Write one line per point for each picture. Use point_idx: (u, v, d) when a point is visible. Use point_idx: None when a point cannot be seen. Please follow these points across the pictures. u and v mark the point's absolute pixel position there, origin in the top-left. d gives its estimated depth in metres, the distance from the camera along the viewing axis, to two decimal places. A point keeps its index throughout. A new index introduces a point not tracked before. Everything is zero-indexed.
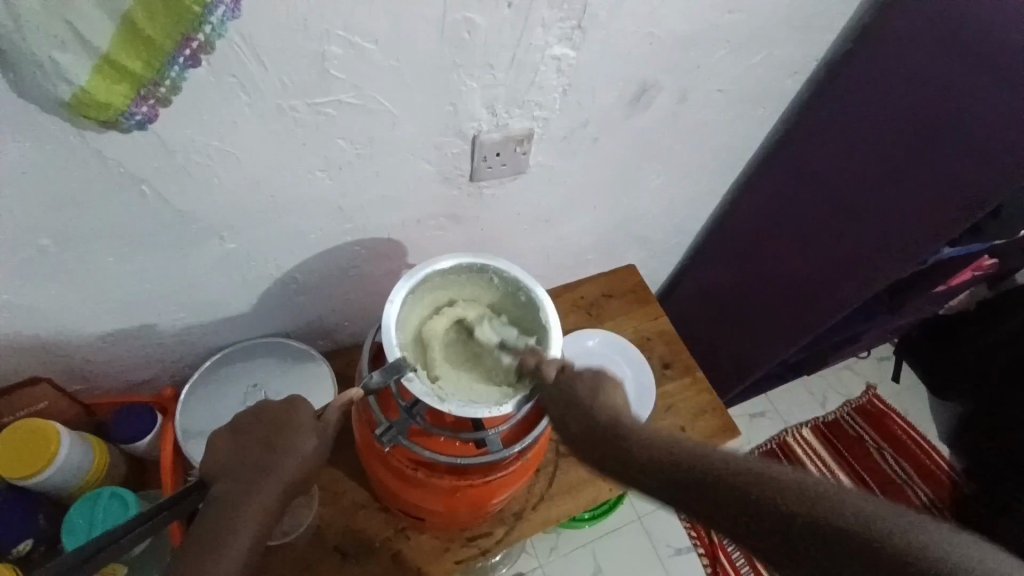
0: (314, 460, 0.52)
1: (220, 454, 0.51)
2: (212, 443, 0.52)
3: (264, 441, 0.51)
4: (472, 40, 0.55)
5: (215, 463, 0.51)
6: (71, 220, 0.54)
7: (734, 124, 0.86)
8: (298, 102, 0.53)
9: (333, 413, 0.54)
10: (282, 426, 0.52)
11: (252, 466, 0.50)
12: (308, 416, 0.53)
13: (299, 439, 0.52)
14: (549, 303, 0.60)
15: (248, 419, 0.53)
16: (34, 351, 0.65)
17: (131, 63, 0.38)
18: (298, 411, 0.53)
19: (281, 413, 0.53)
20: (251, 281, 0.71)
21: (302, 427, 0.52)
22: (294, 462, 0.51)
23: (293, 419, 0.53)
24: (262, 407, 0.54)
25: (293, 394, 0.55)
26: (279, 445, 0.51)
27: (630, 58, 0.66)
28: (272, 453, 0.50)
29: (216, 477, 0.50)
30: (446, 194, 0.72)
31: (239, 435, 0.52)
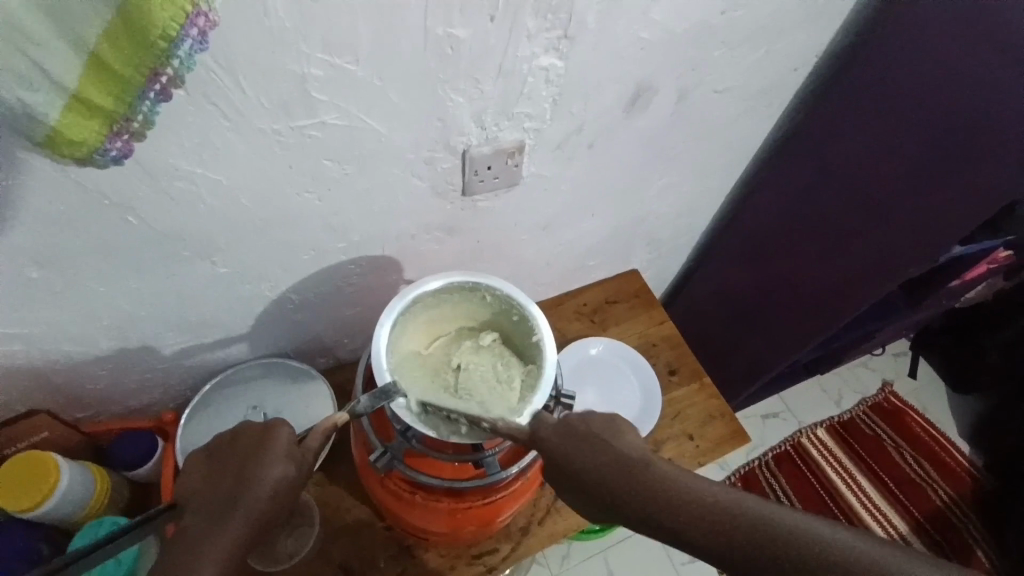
0: (290, 486, 0.50)
1: (197, 482, 0.50)
2: (187, 467, 0.52)
3: (237, 466, 0.50)
4: (457, 55, 0.54)
5: (191, 491, 0.50)
6: (60, 250, 0.53)
7: (735, 123, 0.83)
8: (282, 124, 0.53)
9: (314, 440, 0.53)
10: (257, 451, 0.51)
11: (223, 497, 0.48)
12: (287, 441, 0.52)
13: (272, 464, 0.50)
14: (543, 320, 0.59)
15: (224, 442, 0.52)
16: (33, 379, 0.65)
17: (100, 100, 0.37)
18: (275, 436, 0.52)
19: (256, 437, 0.52)
20: (247, 302, 0.71)
21: (278, 452, 0.50)
22: (265, 487, 0.48)
23: (268, 444, 0.51)
24: (240, 432, 0.53)
25: (274, 418, 0.54)
26: (251, 470, 0.49)
27: (622, 63, 0.64)
28: (243, 480, 0.49)
29: (191, 503, 0.49)
30: (440, 207, 0.71)
31: (215, 461, 0.51)
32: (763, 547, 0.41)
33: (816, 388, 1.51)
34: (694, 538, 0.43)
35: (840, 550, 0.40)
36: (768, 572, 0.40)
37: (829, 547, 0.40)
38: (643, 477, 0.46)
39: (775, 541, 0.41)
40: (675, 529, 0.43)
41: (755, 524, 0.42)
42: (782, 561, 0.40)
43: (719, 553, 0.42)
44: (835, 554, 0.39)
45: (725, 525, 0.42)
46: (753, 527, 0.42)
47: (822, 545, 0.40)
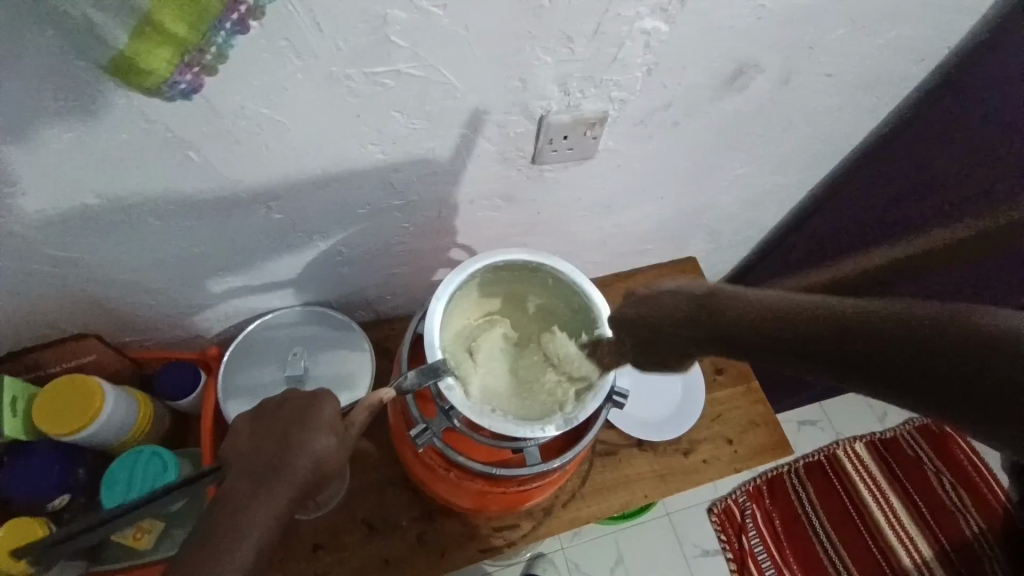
0: (330, 460, 0.49)
1: (240, 442, 0.49)
2: (235, 425, 0.51)
3: (281, 429, 0.49)
4: (553, 9, 0.48)
5: (233, 449, 0.49)
6: (116, 180, 0.52)
7: (839, 113, 0.75)
8: (354, 70, 0.48)
9: (359, 413, 0.51)
10: (301, 420, 0.49)
11: (265, 463, 0.47)
12: (330, 413, 0.50)
13: (316, 434, 0.49)
14: (607, 312, 0.55)
15: (269, 407, 0.51)
16: (84, 304, 0.65)
17: (173, 26, 0.33)
18: (321, 405, 0.51)
19: (303, 403, 0.51)
20: (296, 250, 0.69)
21: (322, 425, 0.49)
22: (307, 458, 0.47)
23: (312, 414, 0.50)
24: (285, 395, 0.52)
25: (319, 387, 0.53)
26: (294, 439, 0.48)
27: (732, 34, 0.57)
28: (286, 451, 0.47)
29: (229, 464, 0.48)
30: (504, 174, 0.66)
31: (259, 421, 0.50)
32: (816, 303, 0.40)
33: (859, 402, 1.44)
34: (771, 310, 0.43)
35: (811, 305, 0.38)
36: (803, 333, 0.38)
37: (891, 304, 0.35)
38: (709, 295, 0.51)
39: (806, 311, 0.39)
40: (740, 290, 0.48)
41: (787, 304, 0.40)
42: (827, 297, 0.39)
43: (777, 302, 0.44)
44: (890, 329, 0.34)
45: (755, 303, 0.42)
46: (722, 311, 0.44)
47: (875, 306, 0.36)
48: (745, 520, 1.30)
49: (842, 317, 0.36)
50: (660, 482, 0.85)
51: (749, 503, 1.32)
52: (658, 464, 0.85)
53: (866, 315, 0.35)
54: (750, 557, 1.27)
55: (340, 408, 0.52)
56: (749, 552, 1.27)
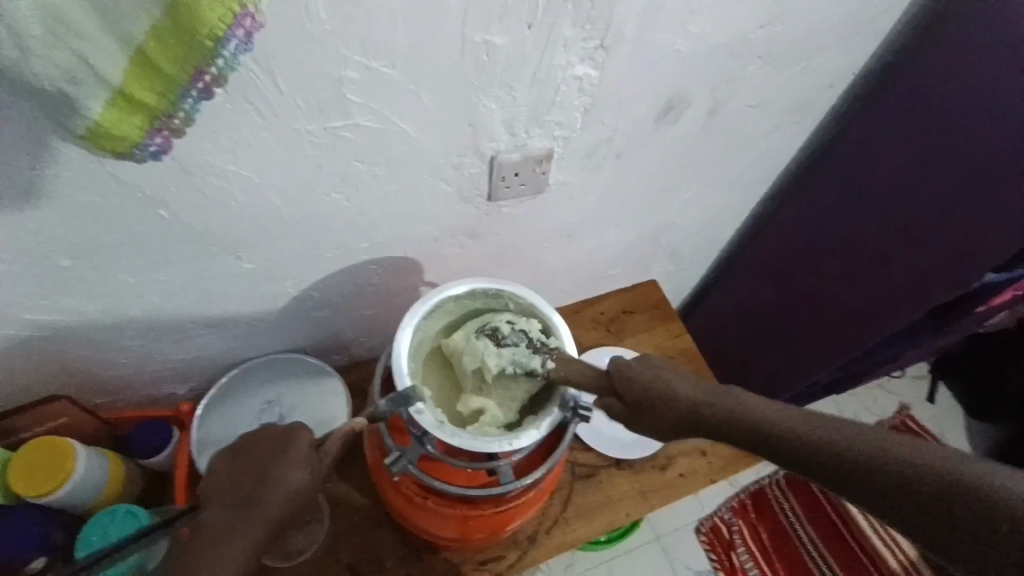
0: (304, 492, 0.51)
1: (218, 479, 0.52)
2: (214, 464, 0.53)
3: (258, 466, 0.51)
4: (493, 61, 0.54)
5: (211, 489, 0.51)
6: (90, 241, 0.54)
7: (766, 138, 0.82)
8: (316, 125, 0.53)
9: (332, 445, 0.53)
10: (276, 455, 0.52)
11: (244, 497, 0.50)
12: (306, 445, 0.53)
13: (291, 467, 0.51)
14: (565, 330, 0.60)
15: (246, 444, 0.53)
16: (57, 366, 0.66)
17: (143, 95, 0.37)
18: (296, 438, 0.53)
19: (277, 439, 0.53)
20: (267, 297, 0.71)
21: (296, 458, 0.52)
22: (282, 491, 0.50)
23: (287, 448, 0.52)
24: (262, 432, 0.54)
25: (295, 421, 0.55)
26: (269, 473, 0.50)
27: (658, 74, 0.64)
28: (262, 484, 0.50)
29: (208, 502, 0.50)
30: (464, 212, 0.71)
31: (237, 459, 0.52)
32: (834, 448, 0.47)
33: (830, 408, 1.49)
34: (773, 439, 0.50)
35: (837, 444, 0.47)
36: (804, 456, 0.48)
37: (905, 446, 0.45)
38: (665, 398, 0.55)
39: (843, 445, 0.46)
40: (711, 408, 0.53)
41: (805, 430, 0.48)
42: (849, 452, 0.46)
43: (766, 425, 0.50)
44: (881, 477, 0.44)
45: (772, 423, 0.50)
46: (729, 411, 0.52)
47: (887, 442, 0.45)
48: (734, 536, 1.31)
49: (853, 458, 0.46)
50: (641, 499, 0.86)
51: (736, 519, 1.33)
52: (638, 481, 0.87)
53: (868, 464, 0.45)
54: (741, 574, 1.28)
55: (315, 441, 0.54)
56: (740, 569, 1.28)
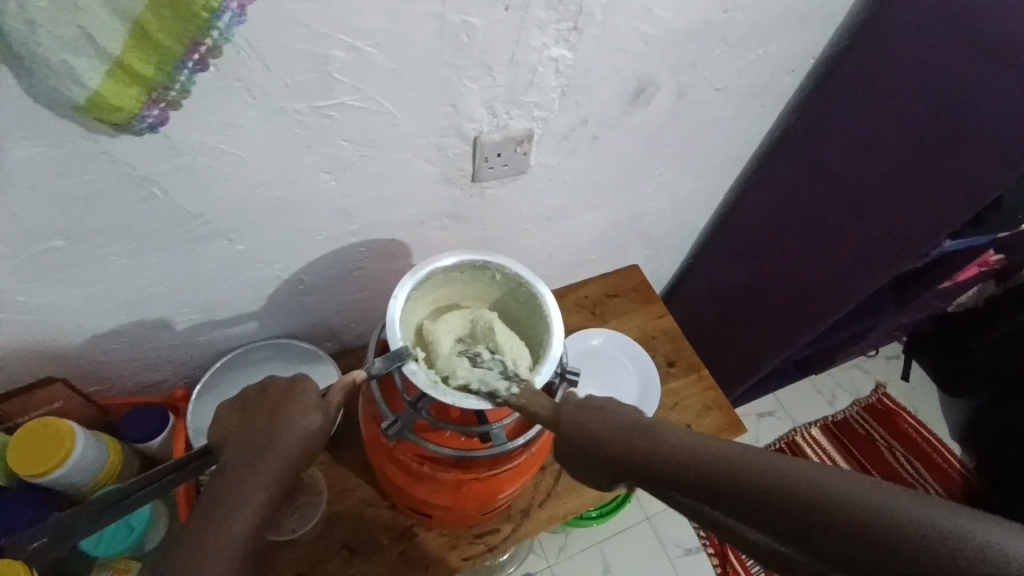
0: (315, 436, 0.53)
1: (228, 426, 0.53)
2: (220, 414, 0.54)
3: (269, 412, 0.53)
4: (471, 43, 0.57)
5: (221, 434, 0.52)
6: (84, 222, 0.56)
7: (734, 121, 0.86)
8: (303, 105, 0.55)
9: (336, 395, 0.56)
10: (287, 401, 0.54)
11: (258, 438, 0.51)
12: (314, 395, 0.55)
13: (303, 413, 0.53)
14: (550, 300, 0.62)
15: (254, 396, 0.55)
16: (50, 351, 0.67)
17: (140, 68, 0.40)
18: (302, 389, 0.55)
19: (285, 388, 0.55)
20: (257, 281, 0.72)
21: (307, 404, 0.54)
22: (298, 432, 0.52)
23: (296, 396, 0.54)
24: (266, 385, 0.56)
25: (297, 375, 0.57)
26: (283, 418, 0.52)
27: (628, 56, 0.67)
28: (275, 428, 0.52)
29: (221, 446, 0.52)
30: (448, 194, 0.73)
31: (247, 407, 0.53)
32: (757, 494, 0.33)
33: (809, 388, 1.53)
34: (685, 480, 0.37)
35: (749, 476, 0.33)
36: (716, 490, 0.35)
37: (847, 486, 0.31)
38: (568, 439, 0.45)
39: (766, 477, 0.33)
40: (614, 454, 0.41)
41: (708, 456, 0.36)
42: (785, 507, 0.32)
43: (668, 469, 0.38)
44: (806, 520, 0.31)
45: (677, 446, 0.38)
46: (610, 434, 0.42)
47: (836, 489, 0.31)
48: None
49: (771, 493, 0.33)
50: None
51: None
52: None
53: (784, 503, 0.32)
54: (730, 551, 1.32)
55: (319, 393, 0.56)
56: None
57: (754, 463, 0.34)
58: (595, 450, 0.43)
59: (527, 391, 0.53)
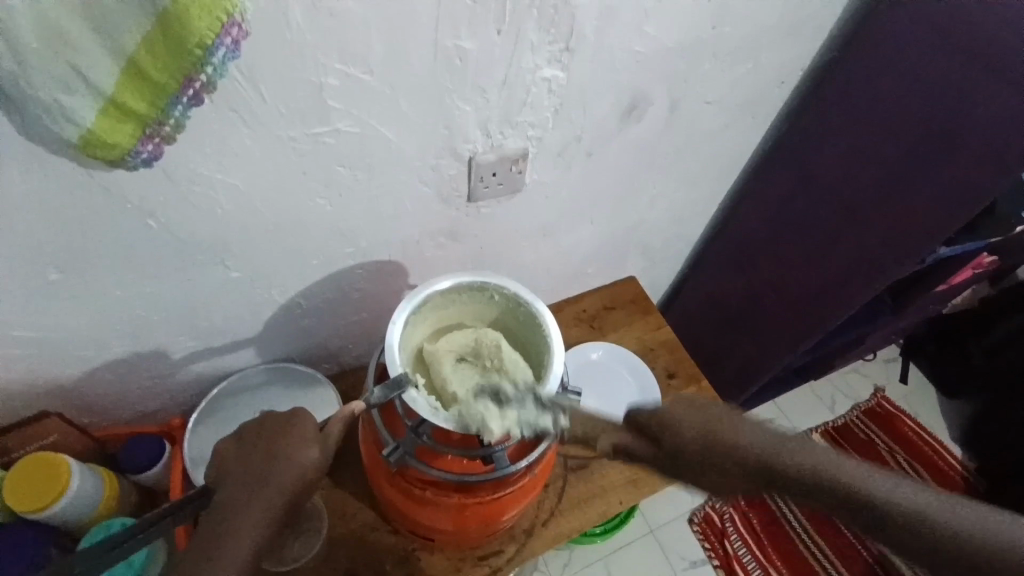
0: (314, 470, 0.53)
1: (226, 462, 0.52)
2: (219, 450, 0.53)
3: (266, 447, 0.52)
4: (465, 65, 0.57)
5: (218, 472, 0.52)
6: (79, 254, 0.55)
7: (727, 132, 0.87)
8: (298, 131, 0.55)
9: (335, 426, 0.56)
10: (284, 434, 0.53)
11: (255, 474, 0.51)
12: (311, 427, 0.55)
13: (301, 446, 0.53)
14: (551, 320, 0.62)
15: (251, 430, 0.54)
16: (45, 383, 0.66)
17: (134, 104, 0.40)
18: (300, 422, 0.55)
19: (283, 421, 0.55)
20: (254, 306, 0.72)
21: (306, 437, 0.54)
22: (296, 466, 0.52)
23: (295, 427, 0.54)
24: (263, 419, 0.55)
25: (296, 406, 0.57)
26: (281, 452, 0.52)
27: (620, 74, 0.68)
28: (273, 462, 0.51)
29: (216, 484, 0.51)
30: (445, 213, 0.73)
31: (243, 444, 0.53)
32: (847, 504, 0.38)
33: (809, 393, 1.54)
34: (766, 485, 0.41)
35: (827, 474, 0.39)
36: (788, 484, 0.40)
37: (916, 498, 0.38)
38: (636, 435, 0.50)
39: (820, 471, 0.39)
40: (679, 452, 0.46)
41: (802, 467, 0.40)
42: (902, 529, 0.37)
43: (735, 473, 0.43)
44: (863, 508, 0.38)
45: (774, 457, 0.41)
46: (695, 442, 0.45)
47: (921, 504, 0.37)
48: (727, 524, 1.34)
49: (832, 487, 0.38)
50: (633, 487, 0.88)
51: (727, 507, 1.35)
52: (630, 471, 0.89)
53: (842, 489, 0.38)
54: (736, 561, 1.30)
55: (317, 425, 0.56)
56: (734, 556, 1.30)
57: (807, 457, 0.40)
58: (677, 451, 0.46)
59: (576, 417, 0.59)
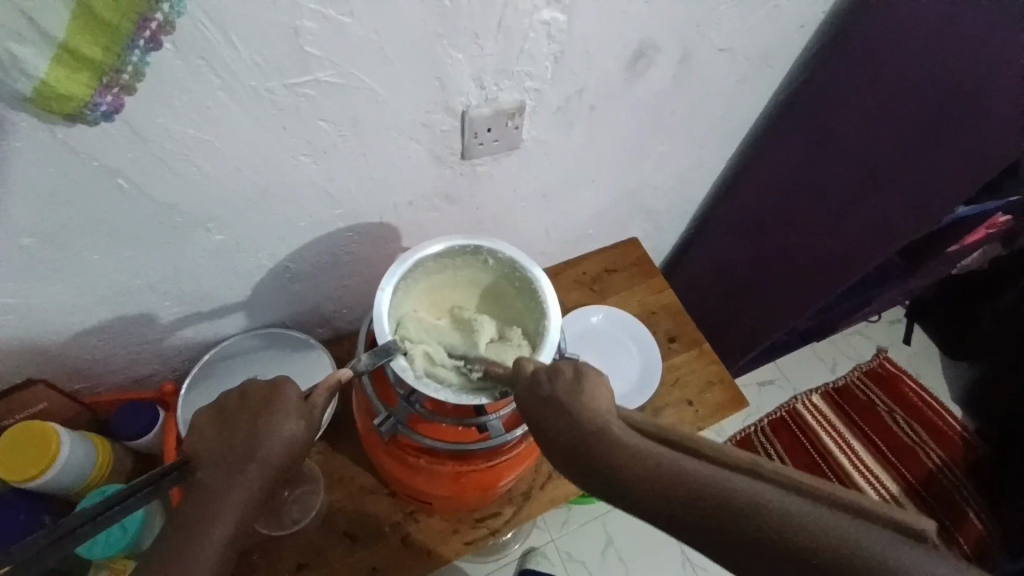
0: (300, 441, 0.52)
1: (206, 437, 0.51)
2: (197, 422, 0.52)
3: (247, 421, 0.51)
4: (455, 8, 0.52)
5: (199, 446, 0.51)
6: (50, 218, 0.52)
7: (740, 84, 0.82)
8: (275, 82, 0.51)
9: (320, 395, 0.55)
10: (266, 406, 0.52)
11: (238, 451, 0.49)
12: (295, 399, 0.53)
13: (284, 419, 0.52)
14: (548, 285, 0.59)
15: (233, 400, 0.53)
16: (30, 351, 0.64)
17: (88, 50, 0.39)
18: (283, 392, 0.53)
19: (264, 394, 0.53)
20: (243, 271, 0.69)
21: (289, 409, 0.52)
22: (279, 441, 0.50)
23: (277, 399, 0.53)
24: (244, 390, 0.54)
25: (278, 377, 0.55)
26: (263, 426, 0.51)
27: (626, 19, 0.62)
28: (255, 437, 0.50)
29: (197, 458, 0.50)
30: (438, 173, 0.69)
31: (224, 417, 0.52)
32: (765, 528, 0.35)
33: (812, 356, 1.52)
34: (669, 512, 0.38)
35: (680, 479, 0.38)
36: (648, 493, 0.39)
37: (837, 531, 0.34)
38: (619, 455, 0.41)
39: (667, 473, 0.39)
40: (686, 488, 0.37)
41: (689, 479, 0.38)
42: (734, 515, 0.36)
43: (716, 509, 0.36)
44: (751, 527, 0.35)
45: (643, 458, 0.40)
46: (604, 445, 0.42)
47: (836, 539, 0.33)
48: None
49: (677, 493, 0.38)
50: None
51: None
52: None
53: (694, 494, 0.37)
54: None
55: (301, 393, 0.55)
56: None
57: (711, 483, 0.37)
58: (578, 449, 0.43)
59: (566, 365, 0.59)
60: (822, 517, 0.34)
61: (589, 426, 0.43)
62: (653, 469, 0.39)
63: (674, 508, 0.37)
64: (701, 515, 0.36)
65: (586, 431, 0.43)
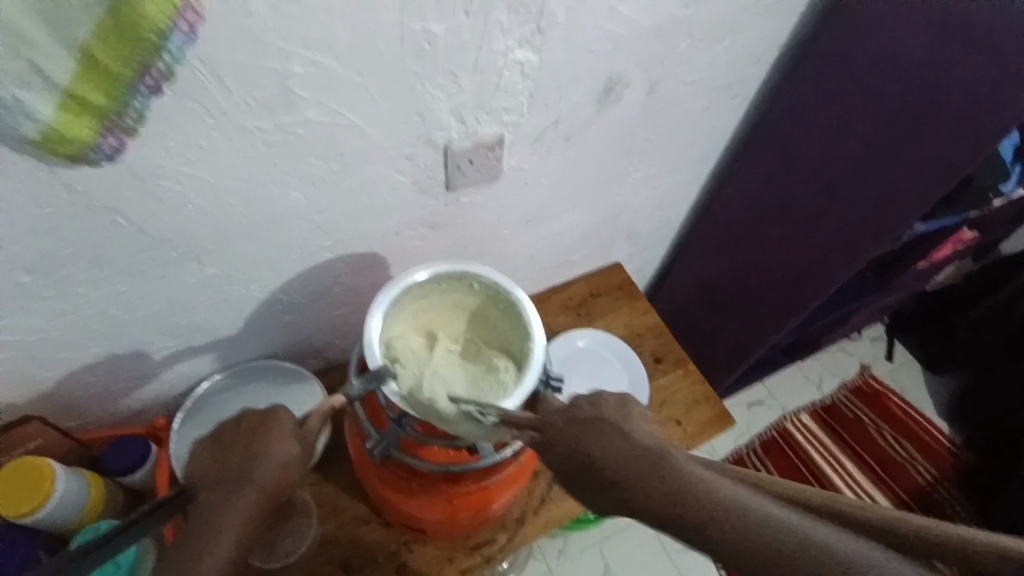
0: (296, 464, 0.53)
1: (202, 464, 0.52)
2: (193, 452, 0.53)
3: (240, 446, 0.52)
4: (433, 50, 0.56)
5: (196, 473, 0.52)
6: (48, 255, 0.54)
7: (706, 113, 0.87)
8: (266, 122, 0.54)
9: (315, 420, 0.57)
10: (261, 431, 0.53)
11: (234, 475, 0.50)
12: (290, 423, 0.55)
13: (279, 443, 0.53)
14: (531, 306, 0.62)
15: (228, 428, 0.54)
16: (22, 389, 0.65)
17: (93, 97, 0.42)
18: (277, 418, 0.55)
19: (261, 419, 0.54)
20: (234, 302, 0.71)
21: (283, 433, 0.53)
22: (275, 463, 0.51)
23: (272, 424, 0.54)
24: (239, 418, 0.55)
25: (272, 404, 0.57)
26: (258, 449, 0.52)
27: (594, 56, 0.67)
28: (250, 460, 0.51)
29: (195, 487, 0.51)
30: (424, 203, 0.72)
31: (220, 444, 0.53)
32: (743, 532, 0.33)
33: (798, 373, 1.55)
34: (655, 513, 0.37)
35: (685, 487, 0.36)
36: (655, 512, 0.37)
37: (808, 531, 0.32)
38: (634, 463, 0.39)
39: (674, 486, 0.37)
40: (687, 501, 0.35)
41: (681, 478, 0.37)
42: (717, 515, 0.34)
43: (714, 520, 0.34)
44: (730, 527, 0.34)
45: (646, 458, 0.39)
46: (620, 455, 0.40)
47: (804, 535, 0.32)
48: None
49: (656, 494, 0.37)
50: None
51: None
52: None
53: (677, 491, 0.36)
54: None
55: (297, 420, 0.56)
56: None
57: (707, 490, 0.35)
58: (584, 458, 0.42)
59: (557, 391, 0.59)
60: (816, 526, 0.32)
61: (601, 441, 0.41)
62: (656, 477, 0.38)
63: (659, 506, 0.37)
64: (684, 518, 0.35)
65: (600, 442, 0.42)
